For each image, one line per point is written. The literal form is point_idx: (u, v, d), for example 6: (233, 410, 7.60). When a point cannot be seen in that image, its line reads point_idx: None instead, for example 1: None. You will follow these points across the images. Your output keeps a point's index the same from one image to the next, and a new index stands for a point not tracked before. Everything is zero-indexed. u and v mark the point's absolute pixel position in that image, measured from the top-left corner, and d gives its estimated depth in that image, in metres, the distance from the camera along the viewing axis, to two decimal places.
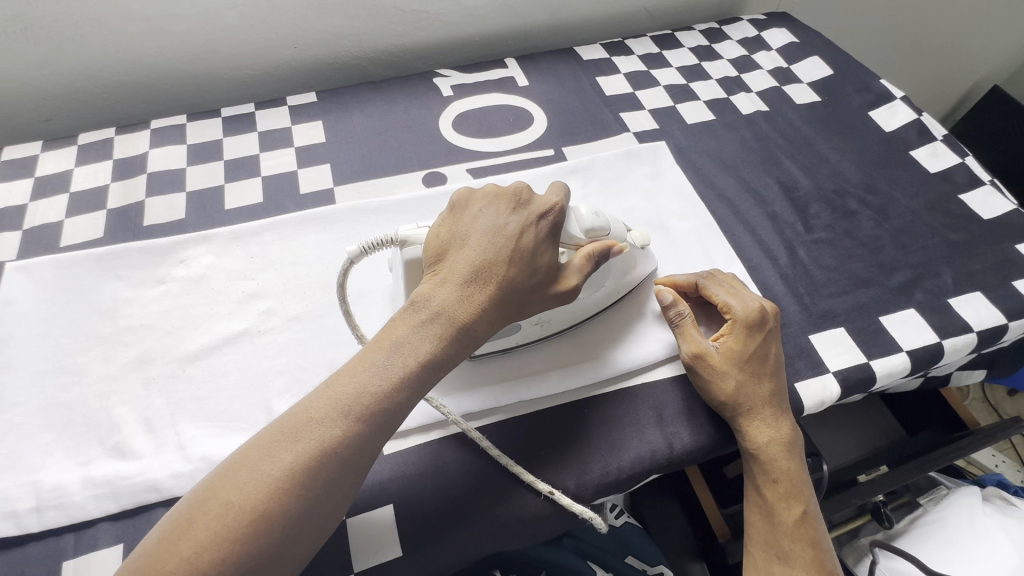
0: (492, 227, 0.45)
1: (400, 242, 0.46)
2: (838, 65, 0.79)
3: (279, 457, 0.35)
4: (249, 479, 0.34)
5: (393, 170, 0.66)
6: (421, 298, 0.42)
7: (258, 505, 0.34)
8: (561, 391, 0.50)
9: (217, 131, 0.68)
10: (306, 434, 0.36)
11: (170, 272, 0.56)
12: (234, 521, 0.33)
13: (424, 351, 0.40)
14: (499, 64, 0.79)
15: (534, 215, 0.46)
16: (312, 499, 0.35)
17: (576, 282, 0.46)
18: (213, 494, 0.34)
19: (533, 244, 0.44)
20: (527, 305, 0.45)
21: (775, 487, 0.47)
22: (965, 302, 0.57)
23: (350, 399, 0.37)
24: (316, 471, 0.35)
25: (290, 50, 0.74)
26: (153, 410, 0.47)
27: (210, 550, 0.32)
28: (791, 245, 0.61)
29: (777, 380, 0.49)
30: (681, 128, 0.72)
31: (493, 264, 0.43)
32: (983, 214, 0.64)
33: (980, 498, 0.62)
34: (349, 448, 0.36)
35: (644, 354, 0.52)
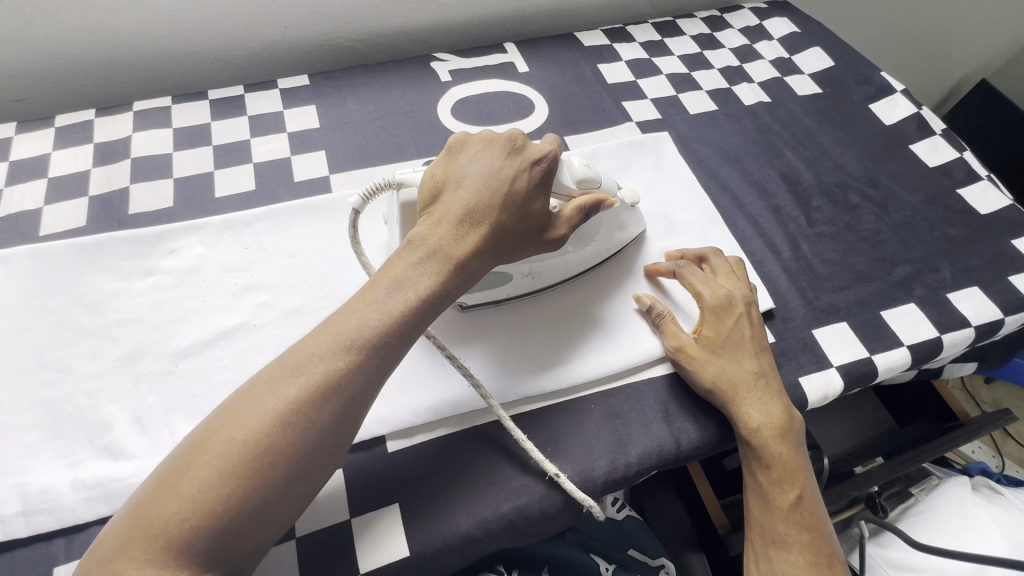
0: (487, 170, 0.45)
1: (396, 185, 0.47)
2: (839, 56, 0.78)
3: (280, 394, 0.35)
4: (250, 417, 0.34)
5: (390, 158, 0.64)
6: (418, 239, 0.43)
7: (262, 438, 0.34)
8: (566, 385, 0.49)
9: (204, 115, 0.65)
10: (306, 371, 0.36)
11: (159, 263, 0.53)
12: (240, 455, 0.33)
13: (423, 286, 0.41)
14: (498, 48, 0.76)
15: (527, 160, 0.46)
16: (317, 431, 0.35)
17: (567, 230, 0.47)
18: (212, 433, 0.34)
19: (526, 189, 0.45)
20: (520, 250, 0.46)
21: (769, 473, 0.47)
22: (962, 297, 0.57)
23: (352, 333, 0.38)
24: (319, 406, 0.35)
25: (280, 30, 0.70)
26: (145, 408, 0.46)
27: (216, 485, 0.32)
28: (794, 238, 0.61)
29: (760, 361, 0.49)
30: (683, 118, 0.71)
31: (487, 206, 0.44)
32: (981, 209, 0.64)
33: (970, 488, 0.64)
34: (353, 380, 0.37)
35: (654, 347, 0.52)
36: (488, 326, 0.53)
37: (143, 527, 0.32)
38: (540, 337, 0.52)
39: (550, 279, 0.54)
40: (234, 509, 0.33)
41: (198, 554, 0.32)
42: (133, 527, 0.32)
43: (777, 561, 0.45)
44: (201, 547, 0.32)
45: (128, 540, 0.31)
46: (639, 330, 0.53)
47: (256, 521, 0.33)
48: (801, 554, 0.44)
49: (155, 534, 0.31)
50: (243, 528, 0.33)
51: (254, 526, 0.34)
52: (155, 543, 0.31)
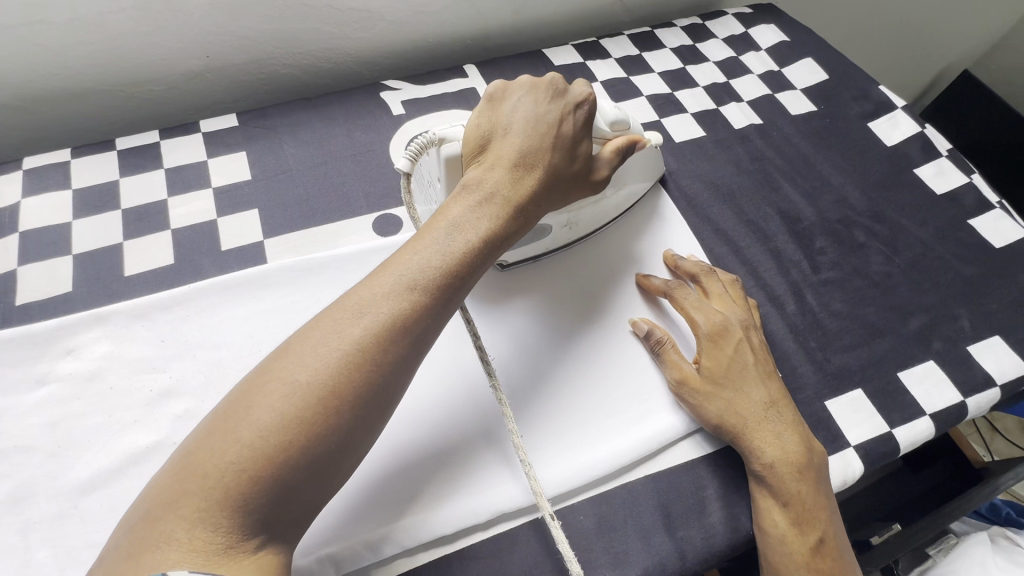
0: (533, 115, 0.44)
1: (438, 142, 0.43)
2: (834, 69, 0.71)
3: (343, 336, 0.33)
4: (313, 359, 0.32)
5: (336, 214, 0.55)
6: (474, 182, 0.41)
7: (327, 385, 0.31)
8: (557, 493, 0.42)
9: (112, 170, 0.55)
10: (369, 311, 0.34)
11: (54, 368, 0.44)
12: (303, 405, 0.31)
13: (483, 228, 0.39)
14: (457, 72, 0.67)
15: (571, 104, 0.45)
16: (383, 378, 0.33)
17: (608, 174, 0.48)
18: (271, 376, 0.31)
19: (573, 133, 0.44)
20: (571, 193, 0.46)
21: (785, 513, 0.42)
22: (985, 349, 0.52)
23: (414, 273, 0.36)
24: (388, 348, 0.33)
25: (202, 60, 0.60)
26: (35, 568, 0.37)
27: (277, 433, 0.30)
28: (798, 288, 0.54)
29: (766, 391, 0.45)
30: (669, 147, 0.63)
31: (539, 150, 0.43)
32: (995, 242, 0.58)
33: (989, 545, 0.59)
34: (419, 323, 0.35)
35: (660, 433, 0.45)
36: (458, 424, 0.44)
37: (196, 478, 0.29)
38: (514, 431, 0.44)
39: (585, 229, 0.54)
40: (297, 457, 0.30)
41: (254, 513, 0.29)
42: (183, 480, 0.29)
43: None
44: (261, 500, 0.29)
45: (179, 494, 0.29)
46: (635, 421, 0.45)
47: (319, 474, 0.31)
48: None
49: (211, 486, 0.29)
50: (304, 481, 0.30)
51: (315, 481, 0.31)
52: (211, 497, 0.28)
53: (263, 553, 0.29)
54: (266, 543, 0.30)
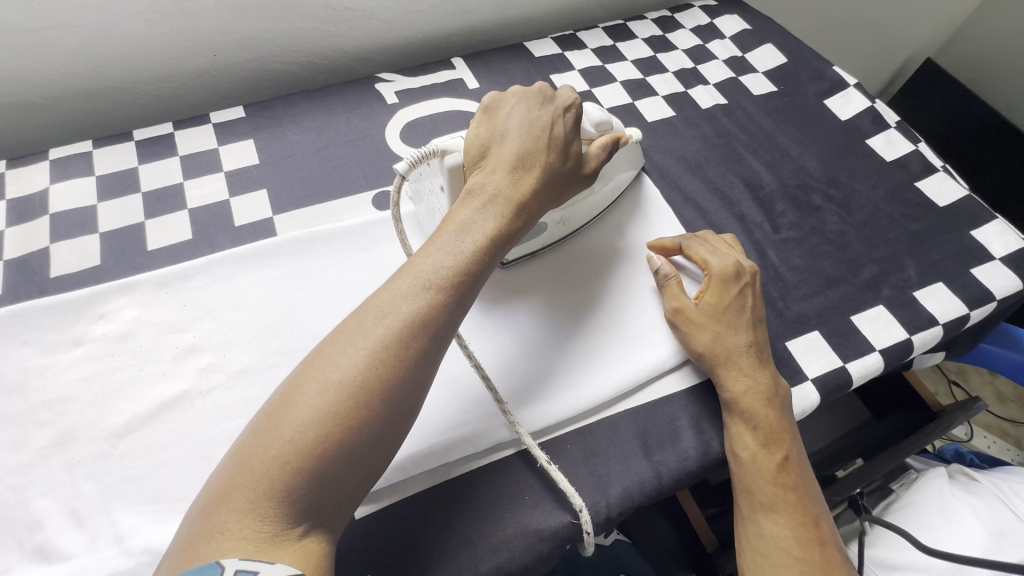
0: (525, 122, 0.49)
1: (441, 152, 0.49)
2: (792, 53, 0.77)
3: (369, 334, 0.36)
4: (345, 356, 0.35)
5: (338, 193, 0.60)
6: (478, 187, 0.46)
7: (357, 380, 0.34)
8: (536, 426, 0.47)
9: (130, 158, 0.60)
10: (393, 310, 0.37)
11: (88, 330, 0.49)
12: (338, 398, 0.33)
13: (490, 227, 0.44)
14: (446, 65, 0.73)
15: (559, 109, 0.50)
16: (409, 370, 0.36)
17: (597, 167, 0.52)
18: (307, 378, 0.34)
19: (564, 135, 0.49)
20: (566, 191, 0.50)
21: (754, 436, 0.47)
22: (929, 295, 0.57)
23: (431, 274, 0.39)
24: (410, 344, 0.36)
25: (210, 59, 0.66)
26: (82, 499, 0.42)
27: (316, 427, 0.32)
28: (761, 246, 0.60)
29: (754, 332, 0.50)
30: (641, 127, 0.69)
31: (534, 153, 0.47)
32: (939, 201, 0.64)
33: (948, 478, 0.64)
34: (438, 318, 0.38)
35: (633, 374, 0.50)
36: (454, 370, 0.49)
37: (246, 474, 0.32)
38: (505, 376, 0.49)
39: (576, 223, 0.58)
40: (336, 447, 0.33)
41: (298, 503, 0.31)
42: (234, 477, 0.32)
43: (763, 524, 0.45)
44: (303, 490, 0.32)
45: (231, 488, 0.31)
46: (615, 366, 0.50)
47: (356, 461, 0.34)
48: (788, 516, 0.44)
49: (258, 480, 0.31)
50: (342, 469, 0.33)
51: (351, 470, 0.33)
52: (258, 489, 0.31)
53: (307, 541, 0.32)
54: (309, 532, 0.32)
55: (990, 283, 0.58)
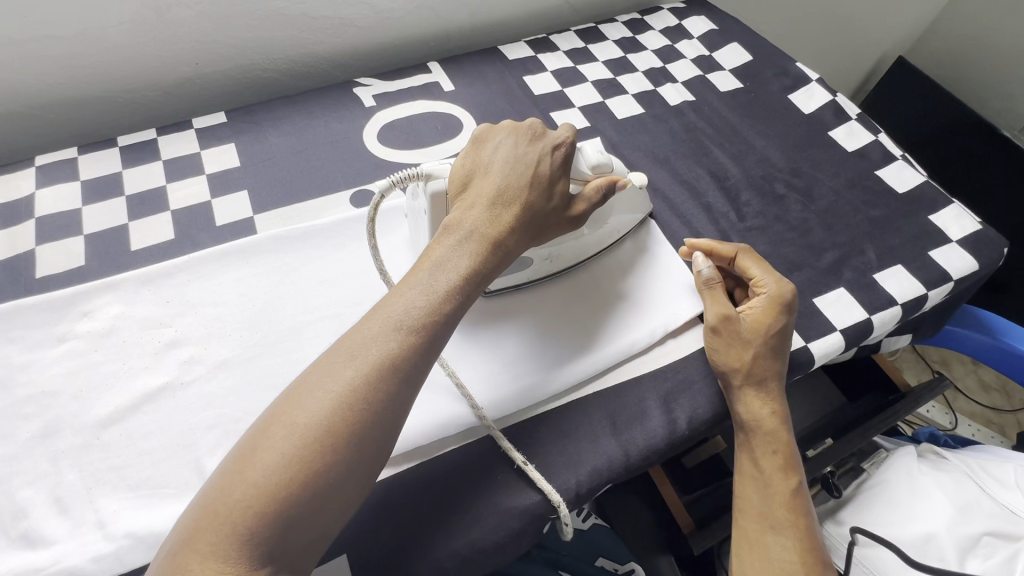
0: (511, 157, 0.48)
1: (425, 176, 0.49)
2: (757, 51, 0.80)
3: (338, 376, 0.35)
4: (311, 401, 0.34)
5: (316, 193, 0.62)
6: (453, 223, 0.44)
7: (323, 424, 0.33)
8: (497, 411, 0.49)
9: (115, 163, 0.62)
10: (364, 351, 0.36)
11: (72, 328, 0.50)
12: (304, 442, 0.33)
13: (464, 265, 0.42)
14: (422, 69, 0.75)
15: (548, 146, 0.50)
16: (377, 416, 0.35)
17: (585, 209, 0.51)
18: (273, 422, 0.33)
19: (549, 173, 0.49)
20: (546, 229, 0.49)
21: (776, 460, 0.49)
22: (888, 276, 0.59)
23: (402, 314, 0.38)
24: (378, 387, 0.35)
25: (192, 67, 0.68)
26: (66, 487, 0.43)
27: (281, 471, 0.32)
28: (726, 234, 0.62)
29: (784, 359, 0.52)
30: (612, 123, 0.72)
31: (516, 188, 0.47)
32: (899, 188, 0.67)
33: (916, 455, 0.66)
34: (410, 361, 0.37)
35: (593, 361, 0.52)
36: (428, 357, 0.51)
37: (209, 517, 0.31)
38: (472, 362, 0.51)
39: (566, 262, 0.57)
40: (299, 493, 0.32)
41: (260, 546, 0.31)
42: (198, 519, 0.31)
43: (771, 546, 0.46)
44: (265, 532, 0.31)
45: (194, 530, 0.31)
46: (578, 357, 0.52)
47: (320, 508, 0.33)
48: (795, 541, 0.46)
49: (220, 522, 0.31)
50: (306, 514, 0.32)
51: (316, 514, 0.33)
52: (221, 531, 0.31)
53: None
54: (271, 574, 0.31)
55: (947, 263, 0.60)
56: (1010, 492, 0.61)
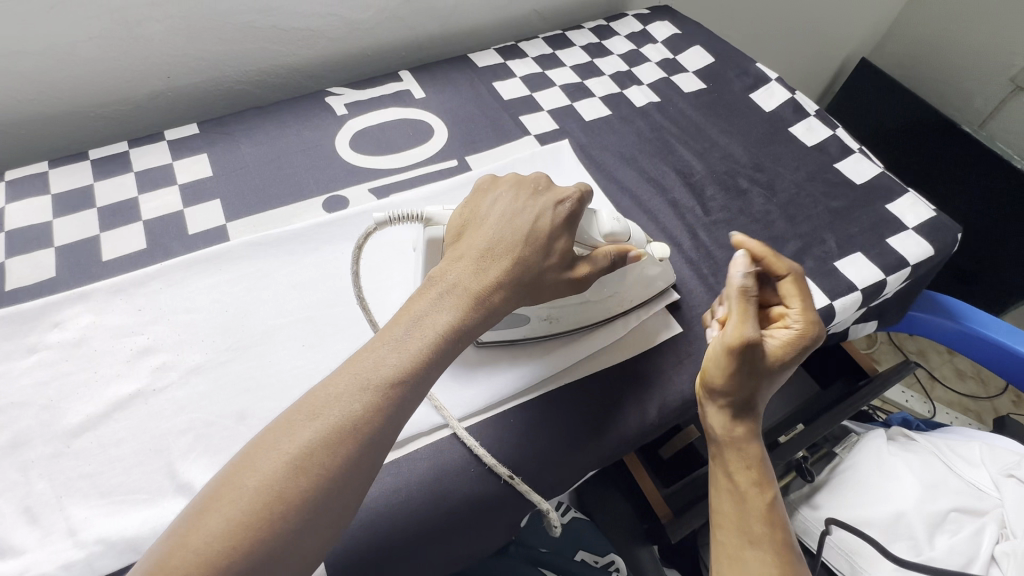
0: (506, 211, 0.47)
1: (426, 219, 0.47)
2: (718, 53, 0.83)
3: (296, 437, 0.34)
4: (265, 462, 0.33)
5: (289, 199, 0.63)
6: (438, 275, 0.43)
7: (275, 488, 0.32)
8: (457, 408, 0.50)
9: (86, 176, 0.62)
10: (327, 412, 0.35)
11: (43, 338, 0.50)
12: (257, 502, 0.32)
13: (440, 322, 0.40)
14: (393, 77, 0.77)
15: (551, 201, 0.47)
16: (338, 483, 0.34)
17: (588, 273, 0.48)
18: (225, 484, 0.33)
19: (548, 229, 0.46)
20: (540, 288, 0.46)
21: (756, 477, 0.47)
22: (848, 263, 0.61)
23: (372, 373, 0.37)
24: (338, 452, 0.34)
25: (165, 81, 0.69)
26: (35, 496, 0.43)
27: (226, 536, 0.31)
28: (692, 229, 0.64)
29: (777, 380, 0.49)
30: (580, 126, 0.74)
31: (507, 243, 0.45)
32: (856, 179, 0.69)
33: (885, 438, 0.67)
34: (376, 427, 0.36)
35: (554, 363, 0.52)
36: None
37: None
38: None
39: (569, 323, 0.53)
40: (244, 558, 0.31)
41: None
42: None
43: (749, 560, 0.44)
44: None
45: None
46: (540, 362, 0.53)
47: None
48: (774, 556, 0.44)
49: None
50: None
51: None
52: None
53: None
54: None
55: (903, 249, 0.63)
56: (976, 469, 0.63)
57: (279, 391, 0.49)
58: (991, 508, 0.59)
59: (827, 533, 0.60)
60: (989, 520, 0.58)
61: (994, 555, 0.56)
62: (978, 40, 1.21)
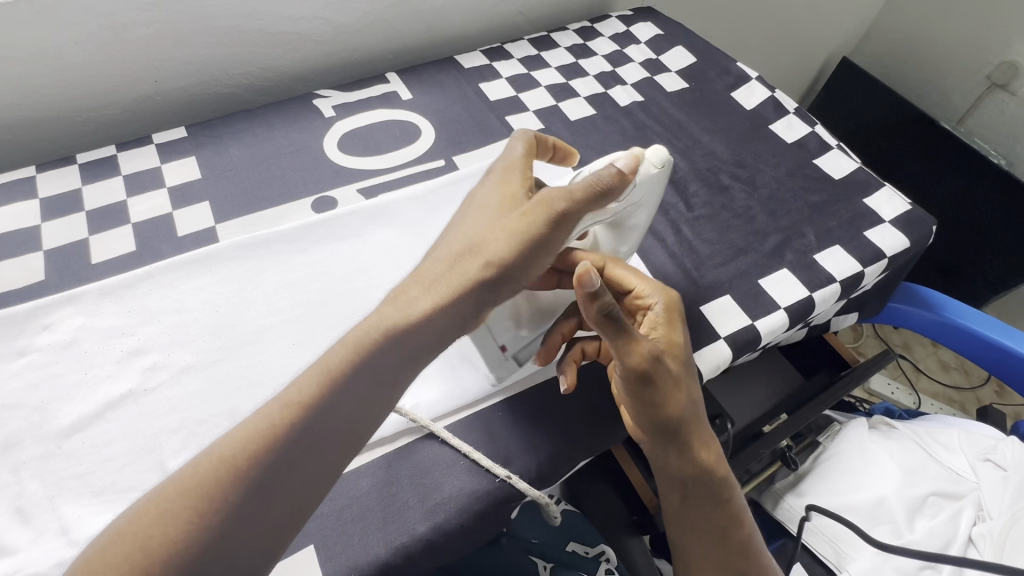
0: (466, 209, 0.47)
1: None
2: (700, 53, 0.85)
3: (225, 443, 0.35)
4: (193, 468, 0.34)
5: (278, 201, 0.64)
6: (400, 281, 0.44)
7: (201, 491, 0.33)
8: (433, 411, 0.50)
9: (74, 180, 0.62)
10: (259, 415, 0.36)
11: (33, 341, 0.50)
12: (175, 504, 0.33)
13: (376, 317, 0.40)
14: (381, 79, 0.77)
15: (502, 185, 0.47)
16: (252, 480, 0.34)
17: (551, 214, 0.42)
18: (166, 488, 0.34)
19: (500, 209, 0.45)
20: (485, 257, 0.42)
21: (721, 512, 0.48)
22: (827, 256, 0.63)
23: (304, 376, 0.37)
24: (258, 454, 0.34)
25: (152, 84, 0.69)
26: (27, 497, 0.43)
27: (150, 540, 0.32)
28: (676, 224, 0.65)
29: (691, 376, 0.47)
30: (565, 125, 0.75)
31: (454, 235, 0.45)
32: (835, 174, 0.71)
33: (868, 427, 0.68)
34: (293, 428, 0.35)
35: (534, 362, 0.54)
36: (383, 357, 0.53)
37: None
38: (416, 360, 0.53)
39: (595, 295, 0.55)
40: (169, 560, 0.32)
41: None
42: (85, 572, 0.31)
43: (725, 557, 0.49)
44: None
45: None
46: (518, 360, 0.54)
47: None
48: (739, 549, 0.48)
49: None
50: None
51: None
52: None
53: None
54: None
55: (881, 242, 0.64)
56: (954, 456, 0.65)
57: (269, 388, 0.50)
58: (968, 491, 0.62)
59: (806, 519, 0.62)
60: (966, 503, 0.60)
61: (971, 537, 0.59)
62: (954, 39, 1.24)
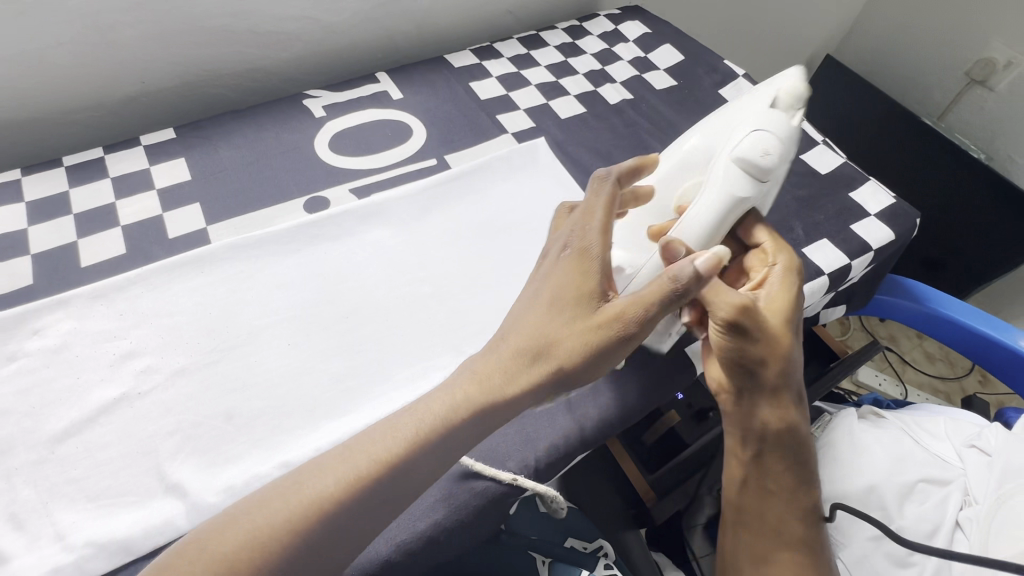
0: (530, 295, 0.45)
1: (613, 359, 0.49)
2: (687, 51, 0.86)
3: (275, 511, 0.36)
4: (241, 528, 0.36)
5: (269, 202, 0.63)
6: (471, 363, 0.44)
7: (248, 550, 0.35)
8: None
9: (60, 182, 0.62)
10: (309, 484, 0.38)
11: (22, 346, 0.50)
12: (228, 561, 0.35)
13: (437, 412, 0.40)
14: (371, 79, 0.77)
15: (569, 279, 0.44)
16: (332, 525, 0.37)
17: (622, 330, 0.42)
18: (212, 536, 0.36)
19: (567, 309, 0.43)
20: (556, 365, 0.42)
21: (787, 478, 0.52)
22: (815, 249, 0.64)
23: (357, 459, 0.38)
24: (311, 528, 0.36)
25: (138, 85, 0.69)
26: (20, 503, 0.42)
27: None
28: None
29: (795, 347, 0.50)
30: (556, 123, 0.75)
31: (520, 331, 0.43)
32: (821, 169, 0.72)
33: (857, 417, 0.70)
34: (348, 504, 0.37)
35: None
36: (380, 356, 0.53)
37: None
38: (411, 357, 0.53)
39: None
40: None
41: None
42: None
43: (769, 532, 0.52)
44: None
45: None
46: None
47: None
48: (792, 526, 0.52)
49: None
50: None
51: None
52: None
53: None
54: None
55: (867, 235, 0.66)
56: (939, 443, 0.66)
57: (265, 389, 0.50)
58: (955, 477, 0.63)
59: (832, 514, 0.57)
60: (954, 489, 0.62)
61: (959, 521, 0.60)
62: (934, 36, 1.26)
